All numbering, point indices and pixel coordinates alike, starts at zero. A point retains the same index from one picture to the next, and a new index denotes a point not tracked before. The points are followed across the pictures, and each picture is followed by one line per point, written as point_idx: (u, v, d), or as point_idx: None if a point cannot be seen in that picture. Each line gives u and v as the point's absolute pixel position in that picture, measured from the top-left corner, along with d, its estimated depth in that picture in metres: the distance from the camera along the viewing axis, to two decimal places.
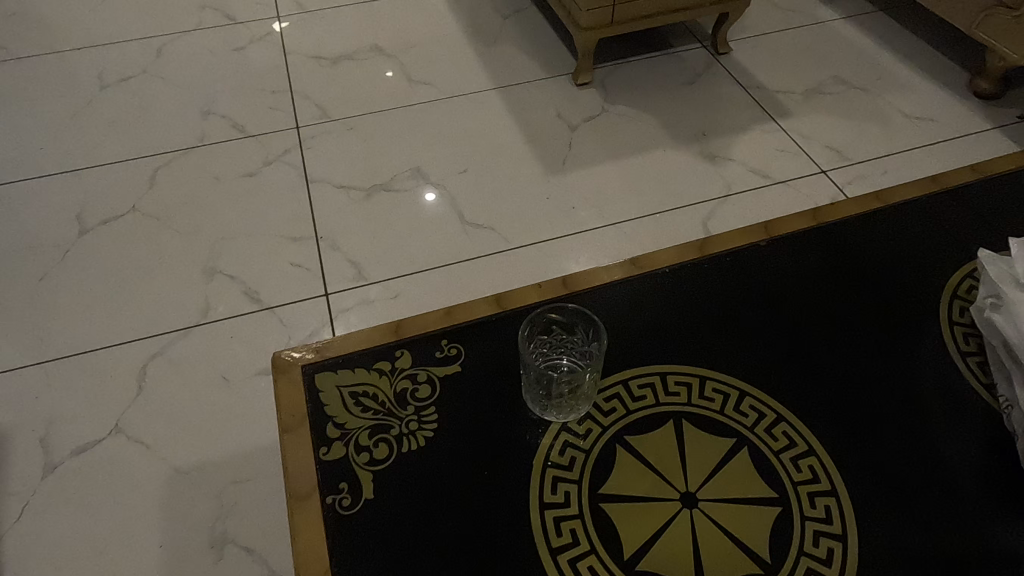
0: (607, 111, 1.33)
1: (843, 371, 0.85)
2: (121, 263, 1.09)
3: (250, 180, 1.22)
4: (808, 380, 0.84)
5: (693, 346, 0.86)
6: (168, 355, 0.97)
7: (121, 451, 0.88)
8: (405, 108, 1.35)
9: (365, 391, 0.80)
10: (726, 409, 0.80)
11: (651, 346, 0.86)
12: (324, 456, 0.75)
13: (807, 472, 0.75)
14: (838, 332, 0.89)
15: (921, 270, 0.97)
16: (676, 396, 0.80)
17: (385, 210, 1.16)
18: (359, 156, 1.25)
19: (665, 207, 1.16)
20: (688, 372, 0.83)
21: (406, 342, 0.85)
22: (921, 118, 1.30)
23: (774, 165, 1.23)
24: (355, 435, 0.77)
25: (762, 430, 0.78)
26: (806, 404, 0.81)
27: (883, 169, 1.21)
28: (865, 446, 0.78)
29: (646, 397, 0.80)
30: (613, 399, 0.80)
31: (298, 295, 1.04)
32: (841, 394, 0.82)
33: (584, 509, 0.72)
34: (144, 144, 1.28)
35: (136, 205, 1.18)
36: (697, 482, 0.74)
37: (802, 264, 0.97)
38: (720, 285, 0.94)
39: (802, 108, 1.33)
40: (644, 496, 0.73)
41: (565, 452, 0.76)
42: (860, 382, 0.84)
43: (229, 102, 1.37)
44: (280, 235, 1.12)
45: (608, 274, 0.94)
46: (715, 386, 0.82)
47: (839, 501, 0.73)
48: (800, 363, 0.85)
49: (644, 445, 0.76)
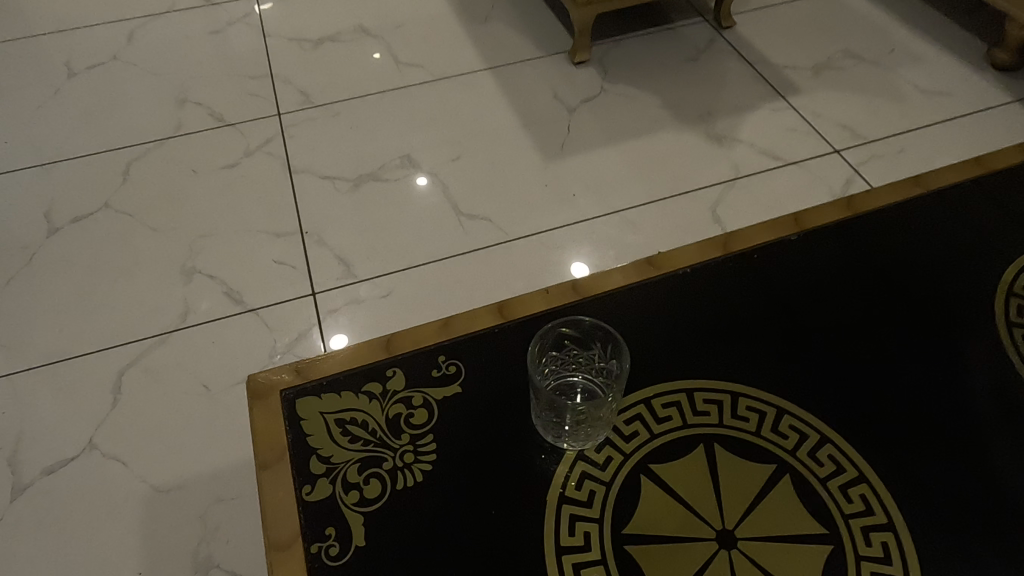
0: (606, 91, 1.26)
1: (932, 367, 0.73)
2: (93, 264, 1.02)
3: (229, 172, 1.14)
4: (855, 396, 0.69)
5: (760, 344, 0.73)
6: (145, 364, 0.90)
7: (95, 469, 0.81)
8: (393, 91, 1.27)
9: (352, 418, 0.66)
10: (821, 443, 0.64)
11: (718, 350, 0.72)
12: (307, 497, 0.61)
13: (913, 504, 0.62)
14: (928, 322, 0.77)
15: (1007, 250, 0.85)
16: (745, 412, 0.67)
17: (374, 201, 1.09)
18: (345, 145, 1.18)
19: (671, 192, 1.09)
20: (768, 396, 0.68)
21: (399, 359, 0.71)
22: (937, 93, 1.23)
23: (784, 145, 1.16)
24: (342, 471, 0.63)
25: (856, 447, 0.65)
26: (905, 413, 0.68)
27: (899, 147, 1.14)
28: (975, 458, 0.66)
29: (711, 415, 0.66)
30: (667, 410, 0.66)
31: (283, 295, 0.97)
32: (944, 401, 0.70)
33: (608, 553, 0.59)
34: (116, 136, 1.20)
35: (107, 200, 1.10)
36: (742, 517, 0.60)
37: (879, 245, 0.84)
38: (792, 268, 0.81)
39: (811, 84, 1.27)
40: (674, 535, 0.59)
41: (584, 485, 0.62)
42: (957, 377, 0.72)
43: (206, 89, 1.29)
44: (263, 230, 1.06)
45: (660, 261, 0.80)
46: (795, 393, 0.69)
47: (958, 544, 0.60)
48: (889, 361, 0.73)
49: (696, 471, 0.63)
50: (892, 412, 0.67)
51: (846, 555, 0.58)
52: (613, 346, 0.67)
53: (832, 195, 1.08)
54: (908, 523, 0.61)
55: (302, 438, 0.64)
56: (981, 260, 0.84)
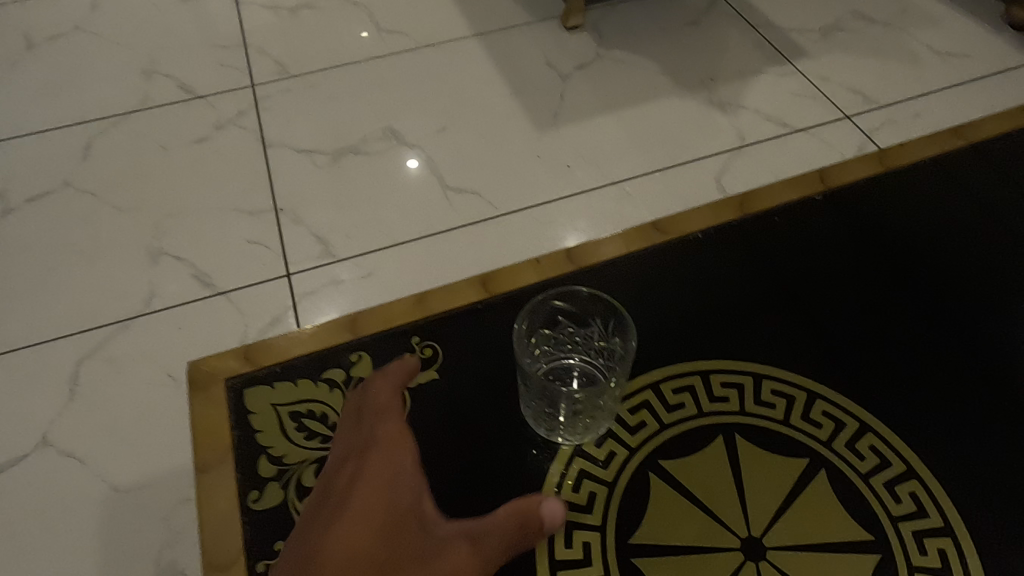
0: (601, 57, 1.19)
1: (914, 354, 0.77)
2: (50, 246, 0.95)
3: (199, 147, 1.07)
4: (885, 358, 0.76)
5: (742, 331, 0.77)
6: (105, 353, 0.83)
7: (49, 468, 0.75)
8: (375, 60, 1.20)
9: (309, 411, 0.75)
10: (792, 418, 0.70)
11: (694, 330, 0.77)
12: (253, 505, 0.69)
13: (908, 503, 0.65)
14: (907, 310, 0.81)
15: (988, 239, 0.89)
16: (726, 402, 0.71)
17: (354, 176, 1.02)
18: (323, 116, 1.10)
19: (672, 162, 1.02)
20: (738, 372, 0.74)
21: (365, 344, 0.81)
22: (952, 55, 1.16)
23: (792, 111, 1.09)
24: (298, 472, 0.71)
25: (844, 447, 0.68)
26: (882, 397, 0.72)
27: (914, 112, 1.07)
28: (950, 439, 0.70)
29: (685, 405, 0.71)
30: (641, 410, 0.71)
31: (255, 277, 0.90)
32: (914, 377, 0.75)
33: (610, 565, 0.62)
34: (77, 110, 1.12)
35: (67, 178, 1.03)
36: (762, 527, 0.64)
37: (857, 233, 0.88)
38: (770, 260, 0.85)
39: (819, 48, 1.19)
40: (694, 546, 0.63)
41: (582, 487, 0.66)
42: (933, 364, 0.76)
43: (175, 60, 1.21)
44: (235, 208, 0.98)
45: (604, 249, 0.88)
46: (774, 388, 0.72)
47: (955, 541, 0.64)
48: (865, 347, 0.77)
49: (684, 471, 0.67)
50: (921, 365, 0.76)
51: (879, 517, 0.65)
52: (613, 322, 0.68)
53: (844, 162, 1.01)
54: (903, 524, 0.64)
55: (248, 421, 0.75)
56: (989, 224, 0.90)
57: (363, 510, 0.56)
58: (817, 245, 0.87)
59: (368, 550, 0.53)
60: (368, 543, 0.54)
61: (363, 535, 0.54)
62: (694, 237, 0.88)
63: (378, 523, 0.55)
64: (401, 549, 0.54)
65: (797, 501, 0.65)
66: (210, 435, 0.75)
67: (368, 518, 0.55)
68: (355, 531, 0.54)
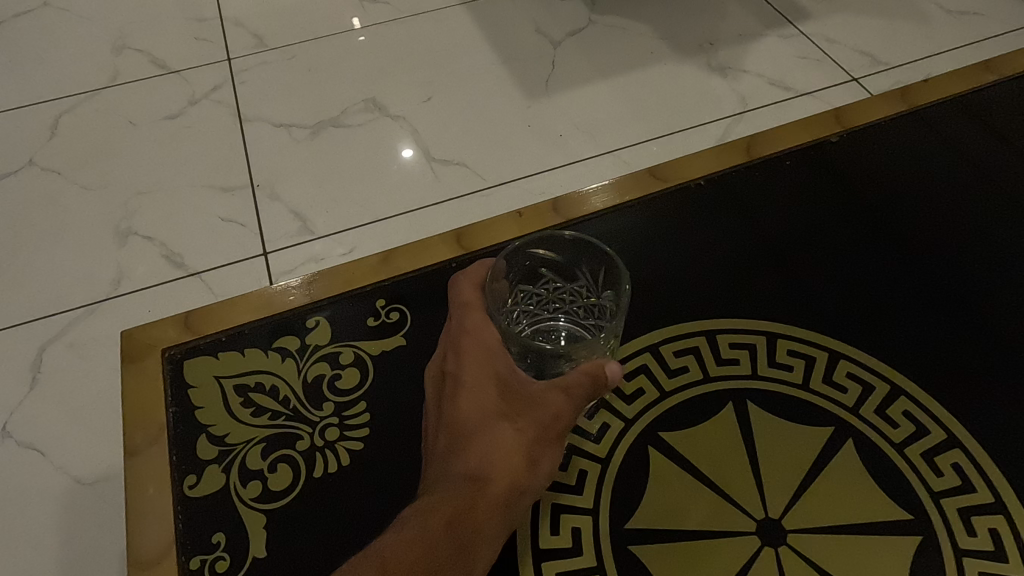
0: (594, 23, 1.13)
1: (931, 301, 0.72)
2: (14, 228, 0.89)
3: (171, 123, 1.01)
4: (902, 309, 0.71)
5: (747, 287, 0.73)
6: (71, 339, 0.78)
7: (9, 460, 0.70)
8: (357, 30, 1.14)
9: (261, 385, 0.68)
10: (811, 382, 0.65)
11: (696, 287, 0.72)
12: (190, 491, 0.62)
13: (952, 476, 0.60)
14: (923, 256, 0.76)
15: (1006, 177, 0.84)
16: (736, 366, 0.66)
17: (335, 150, 0.96)
18: (303, 89, 1.05)
19: (670, 129, 0.97)
20: (748, 333, 0.69)
21: (322, 309, 0.74)
22: (963, 13, 1.10)
23: (796, 74, 1.03)
24: (243, 453, 0.64)
25: (873, 412, 0.63)
26: (898, 353, 0.68)
27: (925, 73, 1.02)
28: (971, 393, 0.65)
29: (689, 369, 0.66)
30: (640, 376, 0.66)
31: (230, 256, 0.85)
32: (931, 325, 0.70)
33: (603, 556, 0.57)
34: (45, 88, 1.07)
35: (32, 158, 0.97)
36: (780, 507, 0.58)
37: (867, 178, 0.83)
38: (774, 208, 0.80)
39: (822, 9, 1.13)
40: (702, 530, 0.58)
41: (573, 466, 0.61)
42: (953, 313, 0.71)
43: (148, 34, 1.15)
44: (209, 186, 0.93)
45: (599, 201, 0.81)
46: (789, 347, 0.68)
47: (1008, 519, 0.58)
48: (880, 298, 0.72)
49: (687, 446, 0.62)
50: (944, 324, 0.70)
51: (919, 493, 0.59)
52: (603, 272, 0.61)
53: None
54: (944, 501, 0.59)
55: (187, 396, 0.67)
56: (1008, 169, 0.84)
57: (475, 388, 0.55)
58: (819, 203, 0.81)
59: (490, 423, 0.54)
60: (489, 416, 0.54)
61: (478, 408, 0.54)
62: (692, 185, 0.82)
63: (491, 392, 0.55)
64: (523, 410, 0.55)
65: (817, 479, 0.60)
66: (143, 414, 0.66)
67: (478, 394, 0.54)
68: (471, 409, 0.54)
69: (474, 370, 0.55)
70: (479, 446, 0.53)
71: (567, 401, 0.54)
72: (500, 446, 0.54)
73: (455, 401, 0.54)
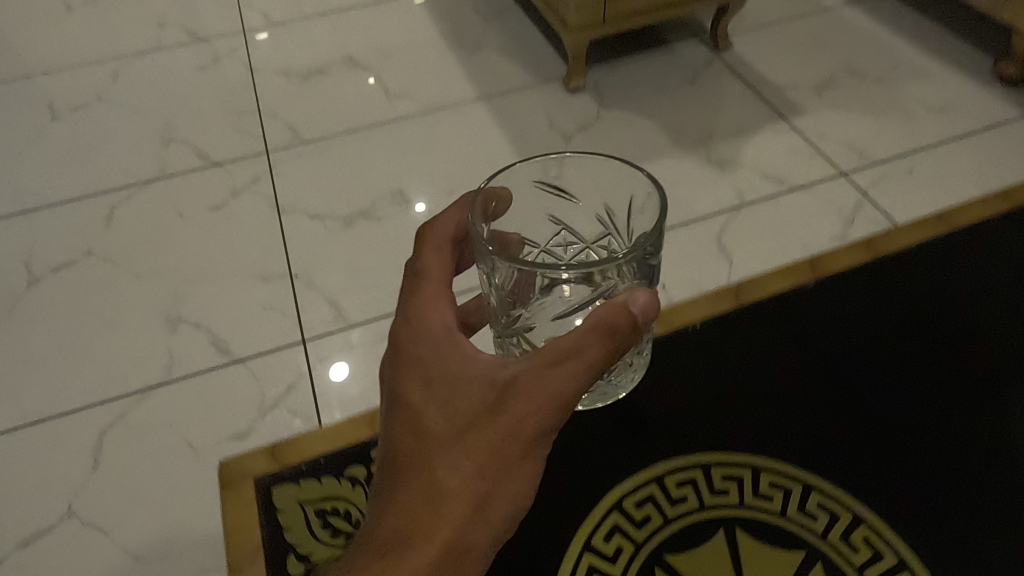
0: (603, 118, 1.23)
1: (946, 442, 0.64)
2: (75, 315, 0.98)
3: (216, 213, 1.11)
4: (912, 450, 0.64)
5: (758, 408, 0.67)
6: (128, 422, 0.86)
7: (74, 538, 0.77)
8: (385, 124, 1.24)
9: (336, 508, 0.68)
10: (789, 512, 0.60)
11: (708, 403, 0.67)
12: None
13: None
14: (947, 391, 0.68)
15: None
16: (762, 498, 0.60)
17: (367, 239, 1.05)
18: (336, 181, 1.14)
19: (674, 221, 1.05)
20: (742, 461, 0.63)
21: None
22: (943, 109, 1.20)
23: (789, 169, 1.12)
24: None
25: (838, 539, 0.58)
26: (906, 501, 0.60)
27: (908, 168, 1.11)
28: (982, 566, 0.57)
29: (729, 492, 0.61)
30: (684, 487, 0.62)
31: (272, 343, 0.93)
32: (938, 472, 0.62)
33: None
34: (100, 179, 1.17)
35: (90, 247, 1.07)
36: None
37: (897, 297, 0.76)
38: (799, 326, 0.74)
39: (813, 105, 1.23)
40: None
41: None
42: (966, 459, 0.63)
43: (193, 127, 1.26)
44: (252, 274, 1.02)
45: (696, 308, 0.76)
46: (774, 479, 0.62)
47: None
48: (886, 433, 0.65)
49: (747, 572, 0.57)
50: (961, 465, 0.63)
51: None
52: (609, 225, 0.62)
53: (842, 220, 1.04)
54: None
55: (274, 518, 0.67)
56: None
57: (414, 407, 0.45)
58: (839, 320, 0.74)
59: (432, 453, 0.44)
60: (435, 439, 0.44)
61: (418, 432, 0.45)
62: (734, 300, 0.76)
63: (435, 407, 0.45)
64: (476, 430, 0.44)
65: None
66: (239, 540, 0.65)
67: (416, 413, 0.45)
68: (412, 435, 0.45)
69: (422, 373, 0.46)
70: (418, 481, 0.44)
71: (528, 409, 0.44)
72: (446, 480, 0.44)
73: (393, 421, 0.46)
